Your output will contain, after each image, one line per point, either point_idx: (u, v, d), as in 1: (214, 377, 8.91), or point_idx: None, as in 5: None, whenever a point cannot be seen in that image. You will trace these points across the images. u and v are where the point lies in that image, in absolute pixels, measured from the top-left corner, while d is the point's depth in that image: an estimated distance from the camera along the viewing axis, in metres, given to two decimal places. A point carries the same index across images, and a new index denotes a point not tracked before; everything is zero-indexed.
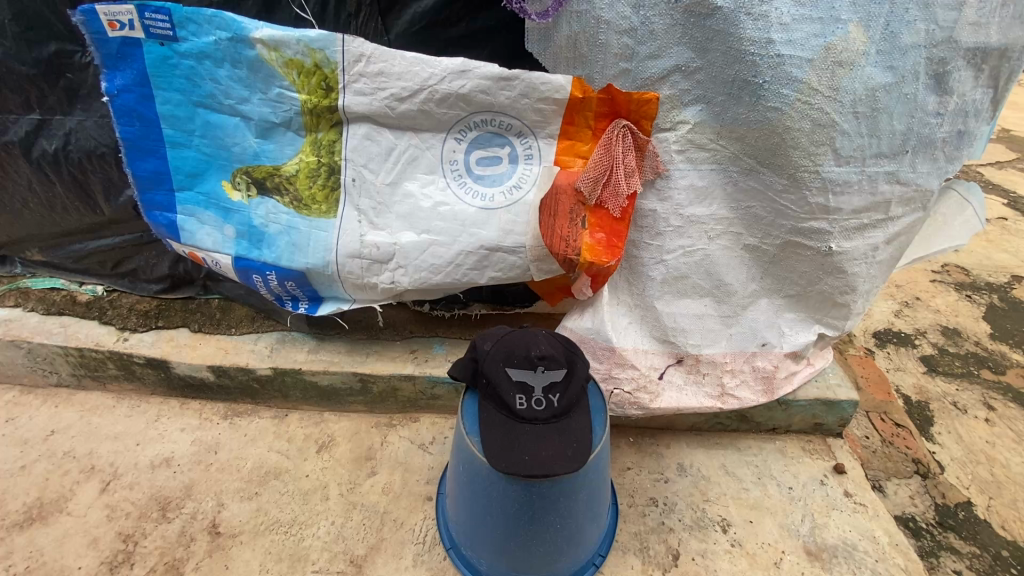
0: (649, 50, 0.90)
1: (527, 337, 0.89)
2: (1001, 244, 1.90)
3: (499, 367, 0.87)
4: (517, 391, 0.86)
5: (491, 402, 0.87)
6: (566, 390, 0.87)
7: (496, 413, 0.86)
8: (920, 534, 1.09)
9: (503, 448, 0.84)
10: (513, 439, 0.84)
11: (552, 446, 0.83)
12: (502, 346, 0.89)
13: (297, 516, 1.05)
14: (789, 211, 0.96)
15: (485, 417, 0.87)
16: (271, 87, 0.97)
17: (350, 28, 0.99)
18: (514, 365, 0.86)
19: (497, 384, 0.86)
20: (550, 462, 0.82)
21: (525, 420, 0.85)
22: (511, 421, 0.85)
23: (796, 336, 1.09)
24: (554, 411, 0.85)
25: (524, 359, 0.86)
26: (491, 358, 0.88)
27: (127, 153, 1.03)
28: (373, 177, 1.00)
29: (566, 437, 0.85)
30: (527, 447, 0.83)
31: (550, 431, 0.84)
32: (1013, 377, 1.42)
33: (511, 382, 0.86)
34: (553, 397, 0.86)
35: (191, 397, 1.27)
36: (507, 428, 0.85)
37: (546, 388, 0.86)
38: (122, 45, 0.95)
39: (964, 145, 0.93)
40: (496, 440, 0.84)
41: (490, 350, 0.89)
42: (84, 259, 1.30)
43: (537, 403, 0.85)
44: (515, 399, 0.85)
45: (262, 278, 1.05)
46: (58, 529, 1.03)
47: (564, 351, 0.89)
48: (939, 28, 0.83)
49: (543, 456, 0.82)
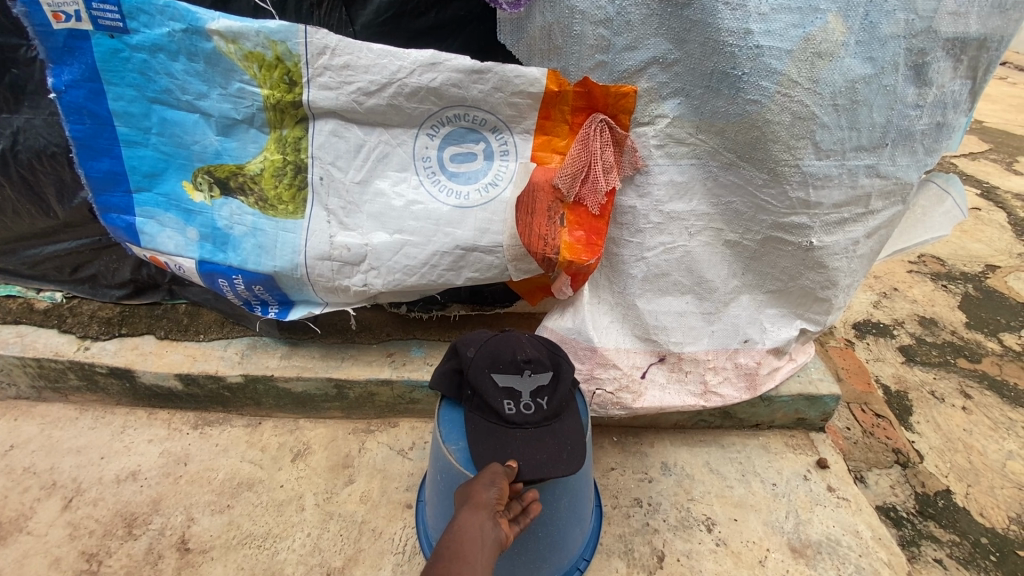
0: (626, 42, 0.87)
1: (511, 341, 0.87)
2: (975, 234, 1.91)
3: (485, 374, 0.84)
4: (505, 397, 0.83)
5: (480, 411, 0.84)
6: (555, 392, 0.85)
7: (486, 421, 0.83)
8: (900, 524, 1.09)
9: (496, 456, 0.80)
10: (506, 446, 0.81)
11: (547, 449, 0.81)
12: (486, 352, 0.86)
13: (271, 529, 1.02)
14: (770, 206, 0.94)
15: (472, 428, 0.84)
16: (231, 82, 0.92)
17: (313, 19, 0.94)
18: (502, 371, 0.84)
19: (486, 392, 0.83)
20: (548, 467, 0.79)
21: (520, 428, 0.82)
22: (504, 429, 0.82)
23: (777, 332, 1.07)
24: (545, 413, 0.83)
25: (511, 363, 0.84)
26: (476, 365, 0.85)
27: (79, 153, 0.98)
28: (341, 175, 0.96)
29: (559, 440, 0.82)
30: (522, 454, 0.80)
31: (542, 435, 0.82)
32: (988, 365, 1.43)
33: (500, 388, 0.84)
34: (546, 400, 0.84)
35: (158, 407, 1.22)
36: (498, 436, 0.82)
37: (534, 392, 0.84)
38: (69, 37, 0.89)
39: (945, 137, 0.92)
40: (487, 447, 0.81)
41: (473, 357, 0.86)
42: (40, 265, 1.24)
43: (527, 407, 0.83)
44: (503, 404, 0.83)
45: (228, 282, 1.01)
46: (17, 550, 0.99)
47: (550, 353, 0.88)
48: (918, 19, 0.81)
49: (541, 459, 0.80)
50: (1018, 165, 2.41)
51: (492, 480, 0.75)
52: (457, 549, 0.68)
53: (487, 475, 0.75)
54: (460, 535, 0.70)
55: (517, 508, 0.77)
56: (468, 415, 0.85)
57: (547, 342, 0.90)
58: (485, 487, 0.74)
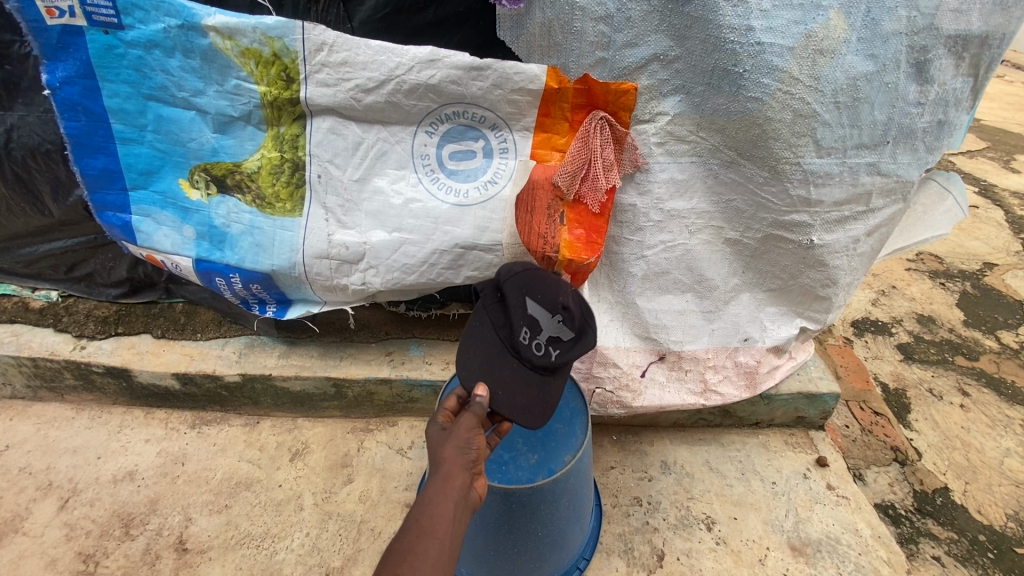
0: (626, 38, 0.86)
1: (561, 280, 0.82)
2: (973, 232, 1.91)
3: (522, 294, 0.80)
4: (524, 325, 0.79)
5: (489, 322, 0.81)
6: (571, 350, 0.80)
7: (491, 335, 0.80)
8: (899, 521, 1.09)
9: (481, 371, 0.77)
10: (497, 369, 0.78)
11: (528, 394, 0.77)
12: (534, 275, 0.81)
13: (269, 529, 1.01)
14: (771, 204, 0.94)
15: (477, 334, 0.81)
16: (227, 78, 0.91)
17: (310, 15, 0.93)
18: (539, 301, 0.80)
19: (510, 310, 0.80)
20: (521, 412, 0.76)
21: (518, 360, 0.78)
22: (504, 352, 0.79)
23: (778, 330, 1.07)
24: (548, 363, 0.79)
25: (551, 299, 0.80)
26: (518, 282, 0.80)
27: (74, 150, 0.97)
28: (339, 173, 0.95)
29: (545, 395, 0.79)
30: (504, 385, 0.77)
31: (533, 380, 0.78)
32: (986, 363, 1.43)
33: (526, 313, 0.79)
34: (559, 351, 0.80)
35: (155, 407, 1.21)
36: (495, 355, 0.79)
37: (553, 338, 0.80)
38: (63, 33, 0.88)
39: (946, 135, 0.91)
40: (476, 357, 0.79)
41: (520, 272, 0.81)
42: (35, 264, 1.23)
43: (537, 349, 0.79)
44: (519, 331, 0.79)
45: (225, 280, 1.01)
46: (13, 551, 0.99)
47: (587, 312, 0.83)
48: (920, 16, 0.81)
49: (518, 400, 0.77)
50: (1015, 163, 2.41)
51: (469, 436, 0.68)
52: (432, 510, 0.61)
53: (464, 435, 0.68)
54: (432, 506, 0.61)
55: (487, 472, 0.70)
56: (477, 320, 0.82)
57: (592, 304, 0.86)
58: (460, 447, 0.67)
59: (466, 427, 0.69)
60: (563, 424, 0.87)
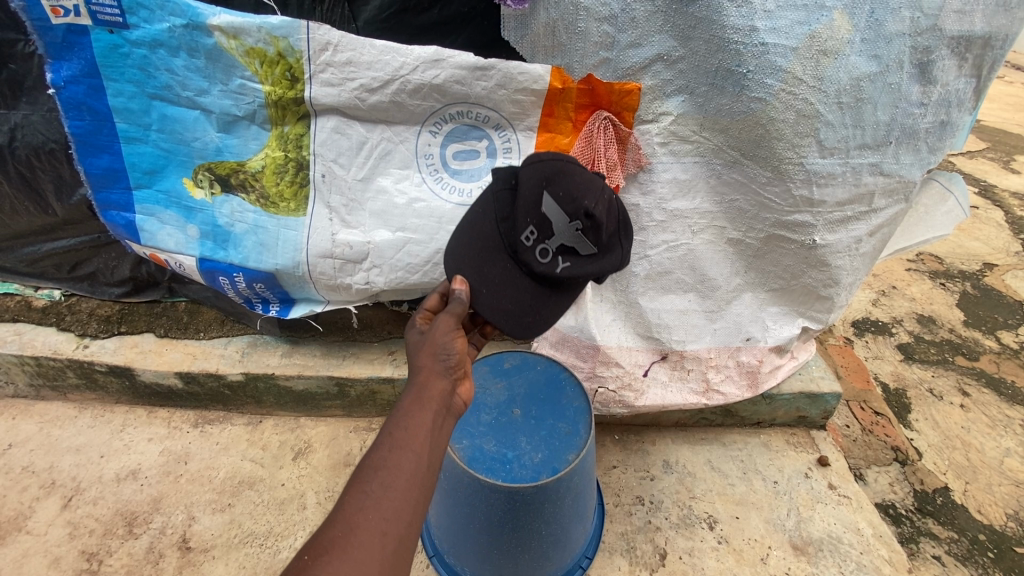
0: (630, 38, 0.87)
1: (592, 185, 0.76)
2: (973, 232, 1.91)
3: (537, 191, 0.75)
4: (534, 225, 0.74)
5: (494, 212, 0.77)
6: (579, 267, 0.75)
7: (495, 225, 0.76)
8: (900, 521, 1.10)
9: (472, 266, 0.75)
10: (491, 266, 0.75)
11: (514, 300, 0.74)
12: (560, 173, 0.75)
13: (272, 527, 1.01)
14: (774, 204, 0.94)
15: (481, 219, 0.77)
16: (232, 78, 0.91)
17: (315, 14, 0.93)
18: (555, 201, 0.74)
19: (518, 206, 0.75)
20: (507, 318, 0.74)
21: (517, 261, 0.75)
22: (503, 249, 0.75)
23: (780, 330, 1.07)
24: (550, 273, 0.75)
25: (568, 202, 0.74)
26: (540, 175, 0.75)
27: (78, 149, 0.97)
28: (343, 172, 0.96)
29: (536, 305, 0.75)
30: (492, 286, 0.74)
31: (526, 285, 0.75)
32: (986, 363, 1.43)
33: (536, 211, 0.74)
34: (566, 262, 0.75)
35: (158, 406, 1.21)
36: (493, 250, 0.75)
37: (562, 248, 0.75)
38: (68, 32, 0.88)
39: (948, 136, 0.91)
40: (472, 247, 0.76)
41: (545, 165, 0.75)
42: (38, 263, 1.23)
43: (541, 254, 0.74)
44: (526, 229, 0.74)
45: (229, 279, 1.01)
46: (17, 549, 0.99)
47: (610, 228, 0.77)
48: (923, 16, 0.81)
49: (506, 303, 0.74)
50: (1015, 163, 2.41)
51: (450, 342, 0.66)
52: (408, 417, 0.58)
53: (441, 338, 0.65)
54: (406, 411, 0.58)
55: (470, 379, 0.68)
56: (484, 208, 0.78)
57: (620, 216, 0.79)
58: (437, 353, 0.65)
59: (446, 332, 0.67)
60: (567, 423, 0.87)
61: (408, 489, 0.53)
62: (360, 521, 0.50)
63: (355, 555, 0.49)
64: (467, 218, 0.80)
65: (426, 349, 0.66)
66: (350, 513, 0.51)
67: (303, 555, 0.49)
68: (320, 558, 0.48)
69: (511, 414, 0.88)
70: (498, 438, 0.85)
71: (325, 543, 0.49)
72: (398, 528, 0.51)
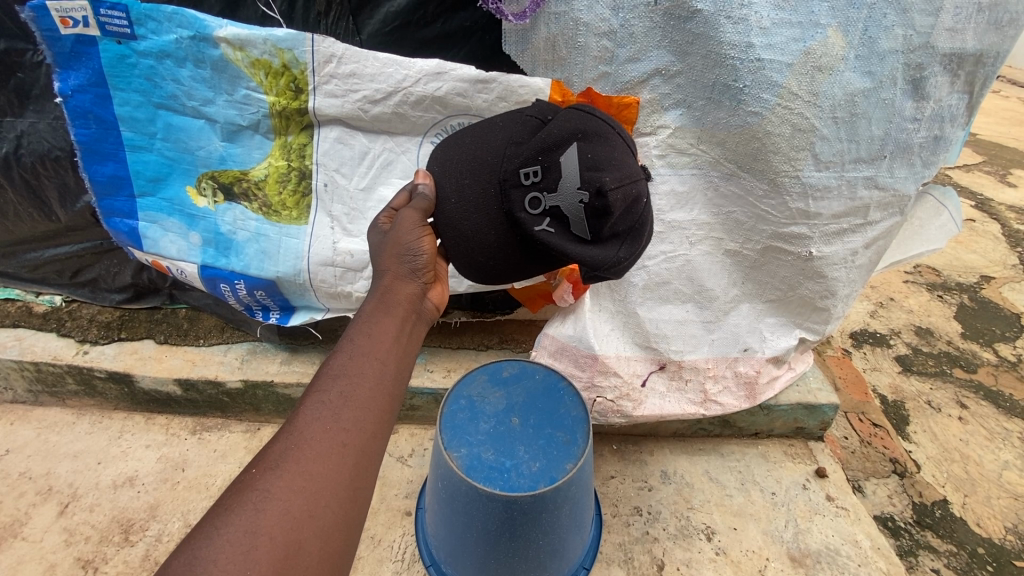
0: (629, 53, 0.89)
1: (622, 176, 0.74)
2: (970, 244, 1.92)
3: (566, 141, 0.75)
4: (538, 169, 0.75)
5: (512, 135, 0.78)
6: (560, 238, 0.75)
7: (501, 148, 0.78)
8: (898, 533, 1.10)
9: (460, 172, 0.79)
10: (474, 185, 0.78)
11: (475, 224, 0.78)
12: (592, 143, 0.75)
13: None
14: (770, 216, 0.95)
15: (497, 137, 0.79)
16: (237, 88, 0.93)
17: (320, 28, 0.95)
18: (575, 162, 0.74)
19: (535, 141, 0.76)
20: (456, 236, 0.79)
21: (499, 193, 0.77)
22: (496, 173, 0.77)
23: (776, 341, 1.07)
24: (528, 220, 0.75)
25: (586, 170, 0.73)
26: (575, 133, 0.75)
27: (84, 157, 0.98)
28: (346, 181, 0.98)
29: (497, 242, 0.78)
30: (464, 200, 0.78)
31: (498, 218, 0.77)
32: (984, 375, 1.44)
33: (550, 156, 0.75)
34: (546, 226, 0.75)
35: (157, 412, 1.21)
36: (488, 169, 0.77)
37: (555, 211, 0.75)
38: (77, 43, 0.89)
39: (942, 150, 0.92)
40: (472, 155, 0.79)
41: (585, 130, 0.76)
42: (40, 269, 1.24)
43: (529, 201, 0.75)
44: (530, 167, 0.75)
45: (230, 287, 1.02)
46: (12, 556, 0.99)
47: (616, 222, 0.75)
48: (916, 34, 0.82)
49: (462, 224, 0.78)
50: (1011, 177, 2.43)
51: (411, 242, 0.76)
52: (376, 320, 0.67)
53: (408, 241, 0.76)
54: (374, 311, 0.69)
55: (433, 277, 0.78)
56: (510, 125, 0.80)
57: (637, 220, 0.77)
58: (404, 256, 0.75)
59: (409, 233, 0.76)
60: (565, 433, 0.87)
61: (370, 390, 0.60)
62: (313, 432, 0.55)
63: (316, 448, 0.55)
64: (492, 124, 0.82)
65: (390, 250, 0.76)
66: (302, 426, 0.56)
67: (251, 469, 0.53)
68: (271, 470, 0.53)
69: (510, 422, 0.88)
70: (497, 447, 0.85)
71: (276, 457, 0.54)
72: (357, 437, 0.57)
